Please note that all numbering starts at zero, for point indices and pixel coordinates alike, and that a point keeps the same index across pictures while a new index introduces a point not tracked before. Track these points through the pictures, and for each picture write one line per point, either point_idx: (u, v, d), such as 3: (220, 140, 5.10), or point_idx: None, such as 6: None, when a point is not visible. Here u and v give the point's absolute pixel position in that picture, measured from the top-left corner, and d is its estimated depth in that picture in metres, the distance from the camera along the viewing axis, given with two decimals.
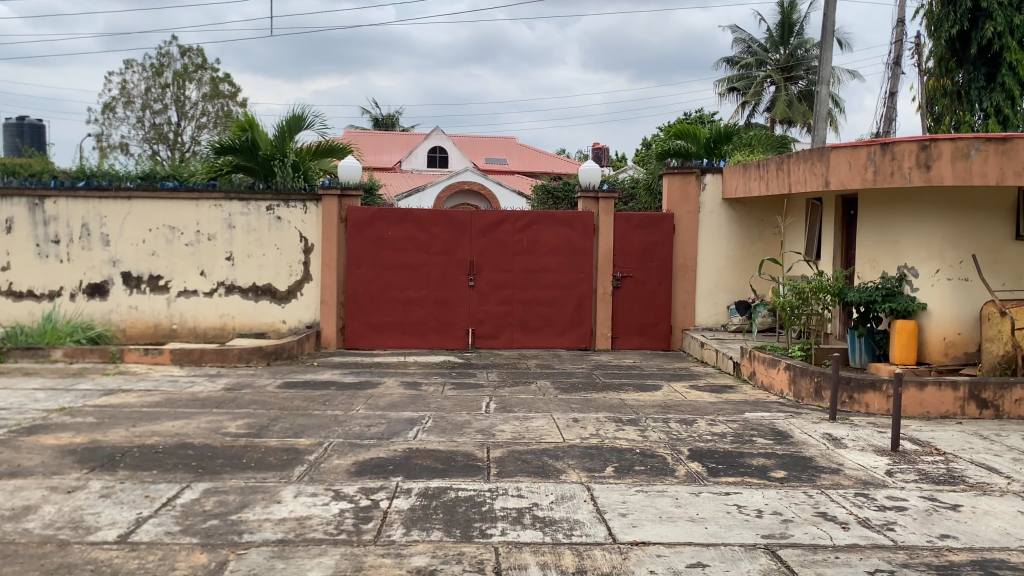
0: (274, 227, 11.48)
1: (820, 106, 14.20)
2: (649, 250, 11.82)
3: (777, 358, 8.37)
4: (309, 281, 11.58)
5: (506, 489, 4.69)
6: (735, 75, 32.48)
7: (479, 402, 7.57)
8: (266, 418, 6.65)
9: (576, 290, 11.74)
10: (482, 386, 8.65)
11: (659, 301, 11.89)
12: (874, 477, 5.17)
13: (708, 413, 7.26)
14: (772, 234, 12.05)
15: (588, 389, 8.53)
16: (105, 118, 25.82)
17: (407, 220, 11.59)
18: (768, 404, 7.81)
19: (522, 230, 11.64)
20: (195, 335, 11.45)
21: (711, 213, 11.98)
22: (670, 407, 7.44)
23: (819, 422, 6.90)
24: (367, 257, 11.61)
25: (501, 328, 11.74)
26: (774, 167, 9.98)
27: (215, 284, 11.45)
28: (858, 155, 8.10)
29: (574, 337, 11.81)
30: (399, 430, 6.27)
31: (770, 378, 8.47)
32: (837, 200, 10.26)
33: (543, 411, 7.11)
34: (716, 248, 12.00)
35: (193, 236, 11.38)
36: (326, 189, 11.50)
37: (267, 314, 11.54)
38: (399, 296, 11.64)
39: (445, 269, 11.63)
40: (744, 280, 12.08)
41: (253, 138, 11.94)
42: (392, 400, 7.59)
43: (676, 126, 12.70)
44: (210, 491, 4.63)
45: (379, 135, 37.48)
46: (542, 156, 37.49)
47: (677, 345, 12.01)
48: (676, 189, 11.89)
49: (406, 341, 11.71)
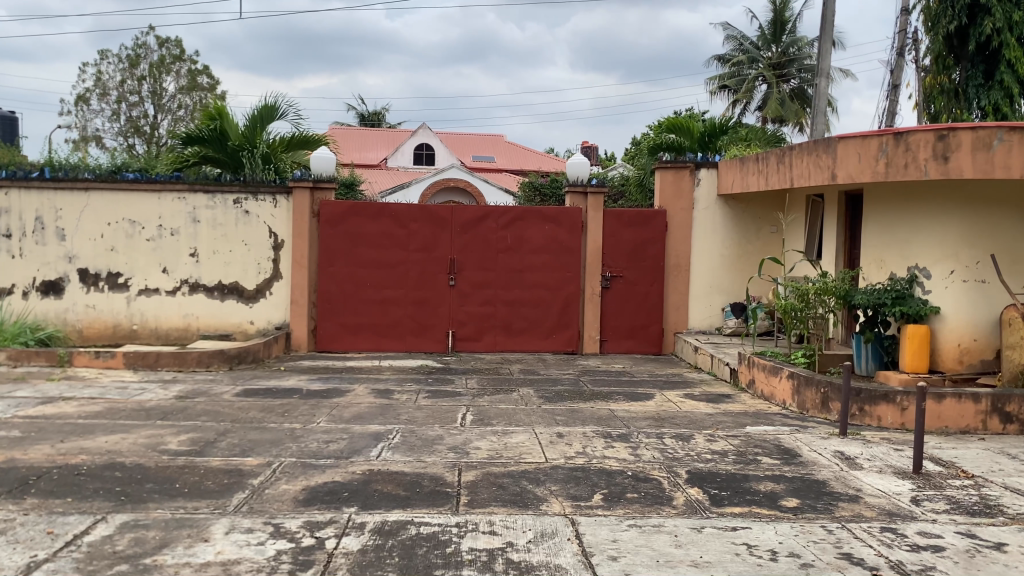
0: (241, 222, 10.79)
1: (818, 100, 13.53)
2: (640, 248, 11.17)
3: (779, 366, 7.72)
4: (279, 279, 10.89)
5: (476, 524, 4.01)
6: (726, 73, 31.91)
7: (454, 413, 6.90)
8: (214, 433, 5.95)
9: (562, 291, 11.08)
10: (460, 394, 7.97)
11: (651, 303, 11.24)
12: (900, 507, 4.51)
13: (706, 426, 6.60)
14: (770, 232, 11.43)
15: (575, 397, 7.86)
16: (79, 111, 24.98)
17: (384, 215, 10.89)
18: (770, 416, 7.16)
19: (505, 227, 10.96)
20: (156, 337, 10.75)
21: (705, 210, 11.35)
22: (664, 419, 6.78)
23: (828, 438, 6.26)
24: (340, 254, 10.91)
25: (483, 330, 11.06)
26: (774, 160, 9.34)
27: (179, 283, 10.75)
28: (868, 144, 7.45)
29: (560, 340, 11.14)
30: (361, 448, 5.58)
31: (771, 387, 7.82)
32: (840, 196, 9.65)
33: (524, 424, 6.43)
34: (711, 247, 11.37)
35: (155, 231, 10.67)
36: (297, 180, 10.78)
37: (233, 314, 10.86)
38: (375, 296, 10.95)
39: (425, 267, 10.95)
40: (740, 282, 11.45)
41: (223, 127, 11.28)
42: (360, 411, 6.89)
43: (667, 120, 12.06)
44: (128, 526, 3.93)
45: (363, 131, 36.72)
46: (530, 154, 36.82)
47: (669, 349, 11.36)
48: (669, 185, 11.22)
49: (382, 344, 11.01)
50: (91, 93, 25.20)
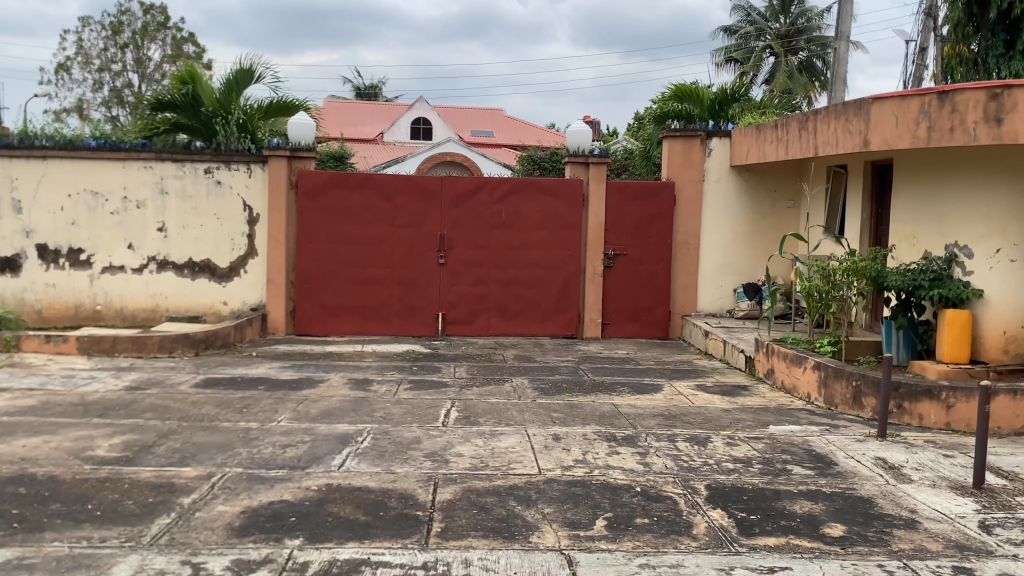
0: (213, 193, 9.93)
1: (838, 65, 12.58)
2: (646, 224, 10.31)
3: (804, 355, 6.91)
4: (254, 257, 10.05)
5: (448, 565, 3.19)
6: (732, 45, 30.79)
7: (436, 407, 6.07)
8: (154, 435, 5.12)
9: (561, 270, 10.24)
10: (446, 384, 7.13)
11: (657, 283, 10.39)
12: (970, 538, 3.68)
13: (723, 426, 5.78)
14: (786, 207, 10.58)
15: (575, 390, 7.02)
16: (60, 80, 23.99)
17: (368, 187, 10.03)
18: (794, 413, 6.34)
19: (500, 200, 10.11)
20: (122, 318, 9.94)
21: (717, 182, 10.47)
22: (675, 417, 5.95)
23: (865, 441, 5.44)
24: (321, 229, 10.06)
25: (476, 312, 10.23)
26: (796, 127, 8.47)
27: (146, 260, 9.92)
28: (908, 106, 6.56)
29: (558, 323, 10.32)
30: (323, 454, 4.75)
31: (794, 378, 7.01)
32: (867, 166, 8.82)
33: (515, 424, 5.58)
34: (722, 222, 10.52)
35: (120, 203, 9.81)
36: (274, 149, 9.89)
37: (205, 294, 10.04)
38: (359, 275, 10.11)
39: (412, 244, 10.10)
40: (753, 261, 10.60)
41: (195, 92, 10.40)
42: (330, 407, 6.07)
43: (675, 87, 11.18)
44: (6, 567, 3.10)
45: (359, 105, 35.69)
46: (530, 128, 35.82)
47: (676, 333, 10.52)
48: (678, 155, 10.34)
49: (366, 327, 10.19)
50: (72, 62, 24.22)
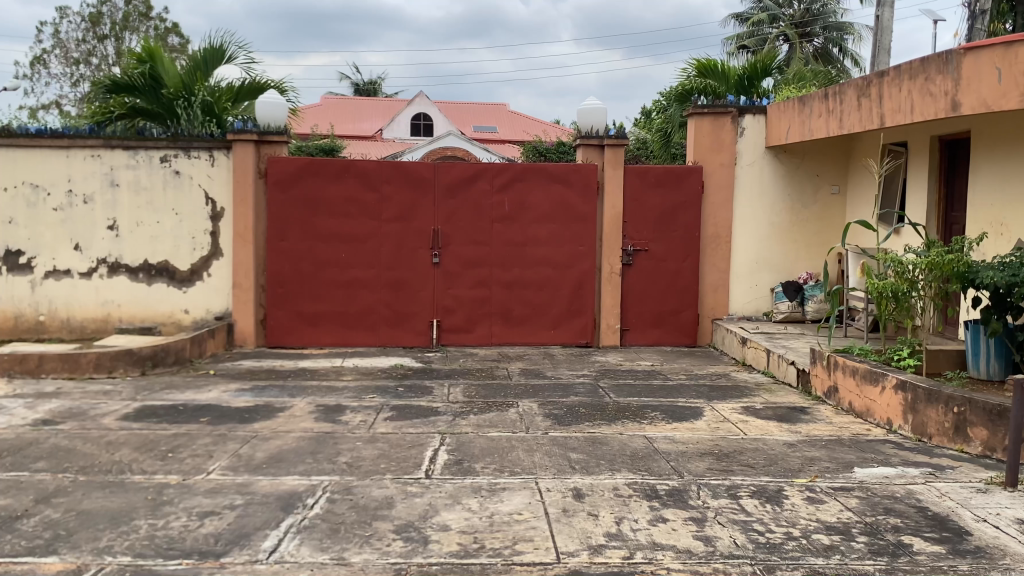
0: (171, 185, 8.59)
1: (880, 35, 11.22)
2: (669, 214, 8.93)
3: (880, 371, 5.53)
4: (219, 258, 8.70)
5: None
6: (744, 33, 29.23)
7: (420, 448, 4.70)
8: (30, 498, 3.76)
9: (573, 269, 8.88)
10: (435, 411, 5.76)
11: (683, 283, 9.00)
12: None
13: (796, 471, 4.40)
14: (830, 194, 9.21)
15: (595, 416, 5.65)
16: (36, 74, 22.70)
17: (349, 175, 8.65)
18: (878, 448, 4.96)
19: (501, 189, 8.75)
20: (69, 331, 8.60)
21: (750, 166, 9.10)
22: (729, 458, 4.58)
23: (994, 494, 4.04)
24: (295, 224, 8.67)
25: (476, 319, 8.85)
26: (853, 95, 7.10)
27: (95, 262, 8.58)
28: (1014, 55, 5.16)
29: (570, 330, 8.95)
30: (251, 532, 3.39)
31: (867, 399, 5.64)
32: (934, 141, 7.50)
33: (522, 473, 4.21)
34: (757, 212, 9.15)
35: (64, 198, 8.48)
36: (238, 132, 8.52)
37: (163, 301, 8.69)
38: (339, 278, 8.73)
39: (401, 240, 8.73)
40: (793, 256, 9.23)
41: (155, 72, 9.06)
42: (282, 449, 4.70)
43: (699, 61, 9.83)
44: None
45: (357, 101, 34.37)
46: (534, 123, 34.43)
47: (705, 340, 9.13)
48: (706, 135, 8.95)
49: (349, 337, 8.80)
50: (49, 55, 22.93)
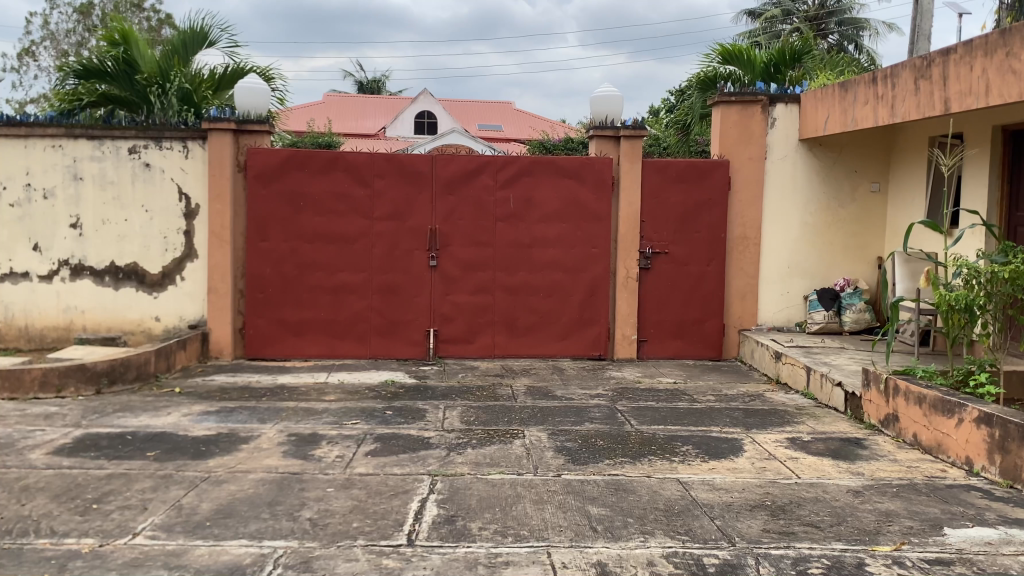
0: (140, 179, 7.66)
1: (919, 19, 10.32)
2: (692, 214, 8.04)
3: (956, 401, 4.63)
4: (193, 260, 7.77)
5: None
6: (756, 30, 28.25)
7: (403, 498, 3.82)
8: None
9: (585, 274, 8.00)
10: (426, 444, 4.88)
11: (707, 290, 8.11)
12: None
13: (873, 533, 3.50)
14: (869, 192, 8.32)
15: (616, 452, 4.76)
16: (24, 66, 21.88)
17: (336, 168, 7.77)
18: (964, 497, 4.07)
19: (506, 185, 7.88)
20: (26, 340, 7.68)
21: (783, 160, 8.20)
22: (787, 515, 3.69)
23: None
24: (276, 223, 7.78)
25: (477, 327, 7.97)
26: (908, 78, 6.22)
27: (55, 264, 7.65)
28: None
29: (583, 340, 8.06)
30: None
31: (938, 433, 4.75)
32: (997, 132, 6.60)
33: (528, 537, 3.33)
34: (789, 211, 8.25)
35: (22, 192, 7.57)
36: (214, 120, 7.61)
37: (131, 308, 7.75)
38: (325, 282, 7.84)
39: (395, 241, 7.85)
40: (829, 261, 8.34)
41: (131, 59, 7.86)
42: (235, 498, 3.83)
43: (721, 47, 8.94)
44: None
45: (359, 98, 33.52)
46: (539, 121, 33.54)
47: (731, 353, 8.24)
48: (733, 126, 8.05)
49: (336, 348, 7.91)
50: (38, 47, 22.14)
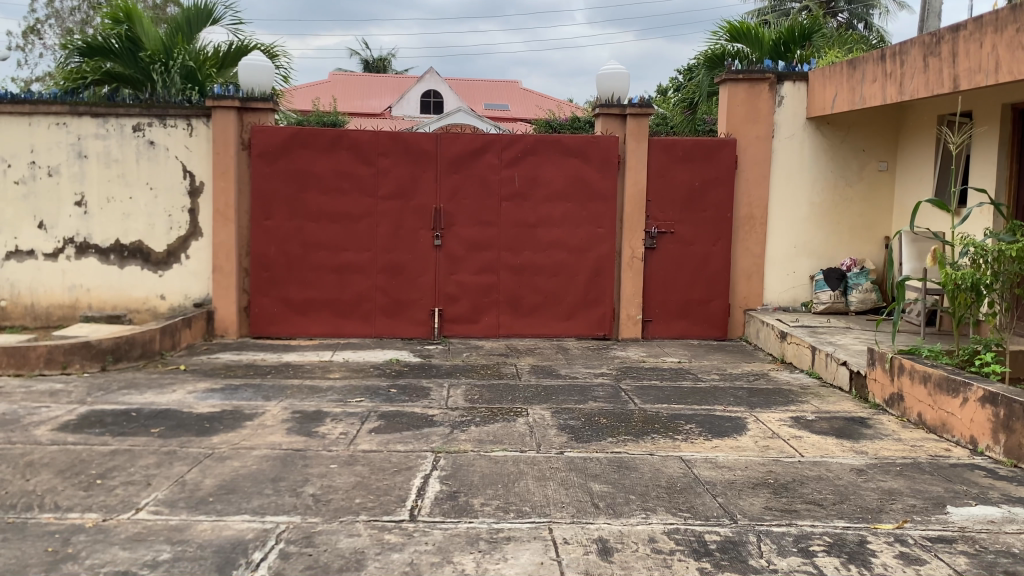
0: (145, 157, 7.64)
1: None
2: (698, 193, 8.00)
3: (961, 380, 4.61)
4: (197, 239, 7.77)
5: None
6: (765, 9, 27.97)
7: (406, 474, 3.82)
8: None
9: (590, 253, 7.98)
10: (429, 422, 4.88)
11: (713, 269, 8.08)
12: None
13: (876, 511, 3.49)
14: (876, 171, 8.26)
15: (619, 430, 4.76)
16: (30, 45, 21.82)
17: (341, 147, 7.73)
18: (968, 476, 4.05)
19: (511, 163, 7.84)
20: (33, 318, 7.71)
21: (790, 139, 8.14)
22: (790, 493, 3.68)
23: None
24: (280, 201, 7.76)
25: (481, 307, 7.97)
26: (918, 55, 6.15)
27: (60, 243, 7.66)
28: None
29: (588, 320, 8.05)
30: None
31: (943, 412, 4.73)
32: (1006, 110, 6.53)
33: (529, 514, 3.33)
34: (796, 190, 8.19)
35: (26, 170, 7.56)
36: (218, 98, 7.58)
37: (136, 286, 7.76)
38: (330, 261, 7.84)
39: (399, 220, 7.83)
40: (835, 240, 8.29)
41: (134, 36, 7.82)
42: (238, 474, 3.84)
43: (729, 24, 8.85)
44: None
45: (366, 77, 33.39)
46: (546, 101, 33.36)
47: (736, 333, 8.22)
48: (741, 104, 7.99)
49: (341, 327, 7.91)
50: (43, 26, 22.07)
